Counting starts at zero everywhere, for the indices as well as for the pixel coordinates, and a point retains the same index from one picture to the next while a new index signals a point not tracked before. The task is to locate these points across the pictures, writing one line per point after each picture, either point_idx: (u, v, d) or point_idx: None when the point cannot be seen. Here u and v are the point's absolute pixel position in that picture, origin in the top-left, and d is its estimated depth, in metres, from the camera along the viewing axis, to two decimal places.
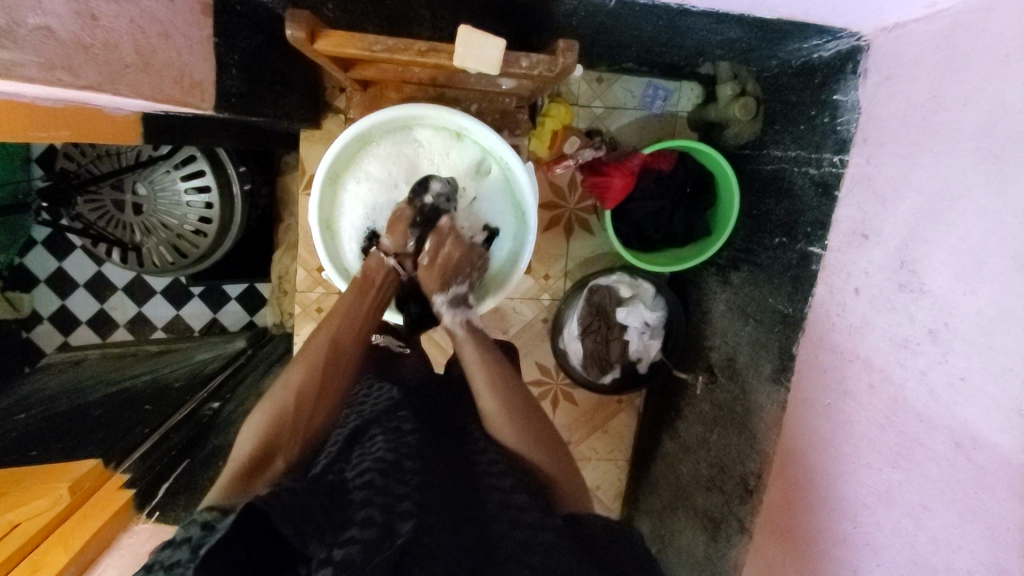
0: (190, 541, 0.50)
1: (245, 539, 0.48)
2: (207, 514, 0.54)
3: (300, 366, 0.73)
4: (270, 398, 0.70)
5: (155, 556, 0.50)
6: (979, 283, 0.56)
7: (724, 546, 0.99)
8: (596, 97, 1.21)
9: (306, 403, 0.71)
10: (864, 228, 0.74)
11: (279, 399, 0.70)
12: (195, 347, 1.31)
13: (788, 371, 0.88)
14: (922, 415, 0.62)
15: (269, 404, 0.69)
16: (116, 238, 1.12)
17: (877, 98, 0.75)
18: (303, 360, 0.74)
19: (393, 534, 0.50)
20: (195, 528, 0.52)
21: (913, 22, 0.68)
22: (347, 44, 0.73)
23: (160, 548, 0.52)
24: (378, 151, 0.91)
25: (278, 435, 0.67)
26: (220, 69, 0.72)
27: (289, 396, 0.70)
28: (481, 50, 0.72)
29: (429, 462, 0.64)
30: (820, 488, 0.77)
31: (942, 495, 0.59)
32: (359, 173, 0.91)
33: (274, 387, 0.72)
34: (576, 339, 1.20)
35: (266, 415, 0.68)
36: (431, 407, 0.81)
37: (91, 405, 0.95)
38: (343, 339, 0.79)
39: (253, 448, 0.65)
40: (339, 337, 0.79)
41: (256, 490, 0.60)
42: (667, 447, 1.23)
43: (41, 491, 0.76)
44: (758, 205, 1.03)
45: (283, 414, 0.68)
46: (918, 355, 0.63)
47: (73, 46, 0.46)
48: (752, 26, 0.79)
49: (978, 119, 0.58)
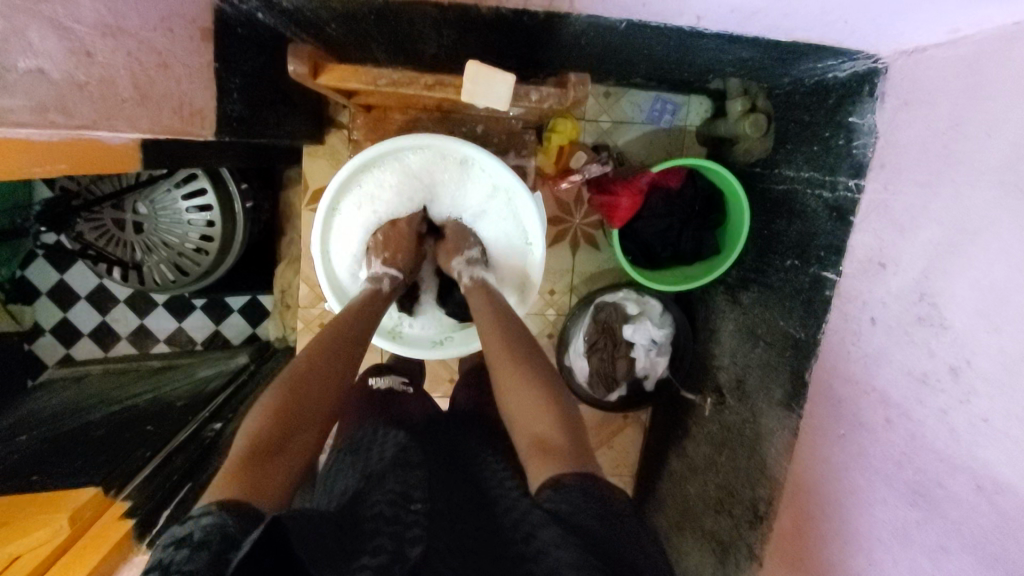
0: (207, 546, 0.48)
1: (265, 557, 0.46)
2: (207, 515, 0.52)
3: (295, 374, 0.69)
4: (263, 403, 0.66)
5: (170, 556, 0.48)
6: (1003, 321, 0.55)
7: (731, 571, 0.98)
8: (603, 111, 1.19)
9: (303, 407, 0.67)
10: (881, 257, 0.72)
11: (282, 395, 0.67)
12: (196, 362, 1.30)
13: (801, 398, 0.86)
14: (943, 455, 0.60)
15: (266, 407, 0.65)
16: (117, 258, 1.11)
17: (895, 123, 0.73)
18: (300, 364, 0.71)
19: (402, 559, 0.49)
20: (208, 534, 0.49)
21: (935, 47, 0.66)
22: (350, 78, 0.71)
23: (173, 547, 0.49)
24: (380, 175, 0.87)
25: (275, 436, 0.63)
26: (222, 95, 0.70)
27: (284, 399, 0.66)
28: (488, 86, 0.70)
29: (438, 499, 0.62)
30: (833, 520, 0.76)
31: (962, 537, 0.57)
32: (359, 199, 0.89)
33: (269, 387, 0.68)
34: (582, 356, 1.18)
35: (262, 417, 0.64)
36: (443, 445, 0.79)
37: (93, 425, 0.95)
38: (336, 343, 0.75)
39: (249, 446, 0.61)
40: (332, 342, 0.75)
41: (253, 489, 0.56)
42: (673, 466, 1.22)
43: (42, 521, 0.75)
44: (770, 224, 1.01)
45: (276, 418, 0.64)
46: (939, 392, 0.61)
47: (67, 86, 0.45)
48: (767, 47, 0.77)
49: (1003, 151, 0.56)
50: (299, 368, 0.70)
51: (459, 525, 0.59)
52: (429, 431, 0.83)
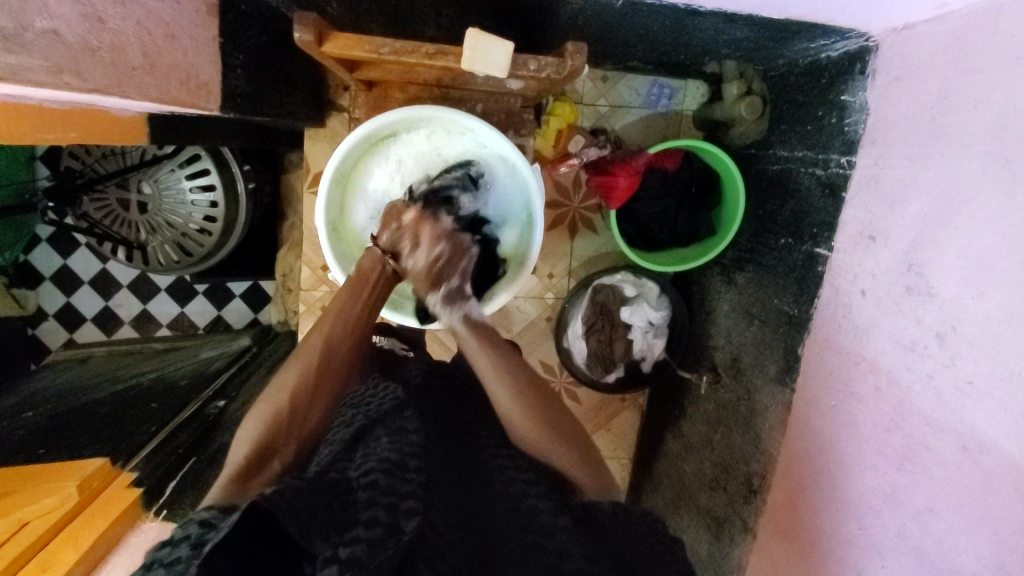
0: (189, 539, 0.49)
1: (247, 543, 0.46)
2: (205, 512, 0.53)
3: (293, 369, 0.70)
4: (265, 400, 0.68)
5: (154, 555, 0.48)
6: (988, 287, 0.56)
7: (726, 546, 1.00)
8: (601, 95, 1.20)
9: (300, 406, 0.68)
10: (871, 231, 0.74)
11: (280, 392, 0.68)
12: (200, 345, 1.32)
13: (793, 372, 0.88)
14: (929, 419, 0.62)
15: (264, 407, 0.67)
16: (122, 237, 1.14)
17: (886, 98, 0.74)
18: (295, 366, 0.71)
19: (398, 532, 0.49)
20: (195, 526, 0.50)
21: (923, 23, 0.67)
22: (354, 47, 0.73)
23: (158, 547, 0.50)
24: (383, 167, 0.92)
25: (272, 438, 0.65)
26: (226, 70, 0.71)
27: (284, 398, 0.67)
28: (487, 53, 0.73)
29: (433, 462, 0.62)
30: (825, 489, 0.78)
31: (948, 498, 0.59)
32: (367, 195, 0.93)
33: (267, 391, 0.70)
34: (581, 337, 1.19)
35: (263, 416, 0.66)
36: (438, 399, 0.79)
37: (99, 403, 0.96)
38: (338, 336, 0.75)
39: (247, 452, 0.64)
40: (334, 335, 0.75)
41: (257, 489, 0.59)
42: (670, 447, 1.23)
43: (50, 489, 0.77)
44: (764, 205, 1.03)
45: (279, 420, 0.66)
46: (925, 358, 0.63)
47: (81, 49, 0.47)
48: (761, 26, 0.78)
49: (989, 122, 0.57)
50: (294, 375, 0.70)
51: (451, 488, 0.60)
52: (430, 386, 0.83)
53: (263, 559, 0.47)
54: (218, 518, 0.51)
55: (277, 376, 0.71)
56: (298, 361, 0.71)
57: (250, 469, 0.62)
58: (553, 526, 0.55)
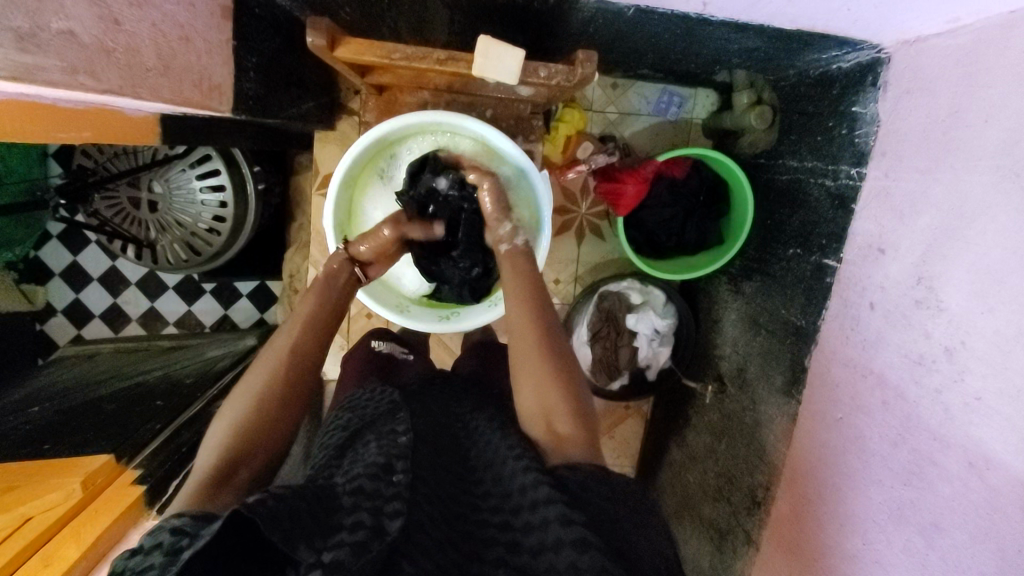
0: (162, 547, 0.47)
1: (228, 546, 0.46)
2: (175, 520, 0.51)
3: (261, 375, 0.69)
4: (234, 406, 0.67)
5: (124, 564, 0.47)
6: (996, 303, 0.56)
7: (729, 557, 0.99)
8: (611, 102, 1.20)
9: (270, 411, 0.67)
10: (880, 243, 0.74)
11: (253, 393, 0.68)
12: (207, 343, 1.32)
13: (800, 383, 0.87)
14: (935, 435, 0.62)
15: (235, 412, 0.66)
16: (131, 235, 1.15)
17: (897, 111, 0.74)
18: (267, 366, 0.71)
19: (381, 534, 0.48)
20: (166, 534, 0.49)
21: (935, 36, 0.67)
22: (366, 52, 0.73)
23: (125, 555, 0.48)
24: (382, 186, 0.95)
25: (240, 445, 0.63)
26: (238, 72, 0.72)
27: (253, 403, 0.67)
28: (498, 61, 0.73)
29: (424, 462, 0.61)
30: (831, 503, 0.77)
31: (954, 515, 0.58)
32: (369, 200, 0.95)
33: (233, 396, 0.69)
34: (586, 344, 1.18)
35: (229, 427, 0.65)
36: (431, 403, 0.78)
37: (105, 399, 0.97)
38: (305, 340, 0.75)
39: (215, 460, 0.62)
40: (302, 340, 0.75)
41: (228, 499, 0.58)
42: (674, 456, 1.22)
43: (55, 485, 0.77)
44: (773, 215, 1.03)
45: (247, 427, 0.65)
46: (933, 372, 0.63)
47: (96, 50, 0.48)
48: (773, 36, 0.78)
49: (998, 139, 0.57)
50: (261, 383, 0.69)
51: (441, 488, 0.58)
52: (425, 393, 0.82)
53: (239, 562, 0.47)
54: (191, 526, 0.50)
55: (242, 385, 0.70)
56: (267, 366, 0.71)
57: (219, 476, 0.60)
58: (536, 503, 0.53)
